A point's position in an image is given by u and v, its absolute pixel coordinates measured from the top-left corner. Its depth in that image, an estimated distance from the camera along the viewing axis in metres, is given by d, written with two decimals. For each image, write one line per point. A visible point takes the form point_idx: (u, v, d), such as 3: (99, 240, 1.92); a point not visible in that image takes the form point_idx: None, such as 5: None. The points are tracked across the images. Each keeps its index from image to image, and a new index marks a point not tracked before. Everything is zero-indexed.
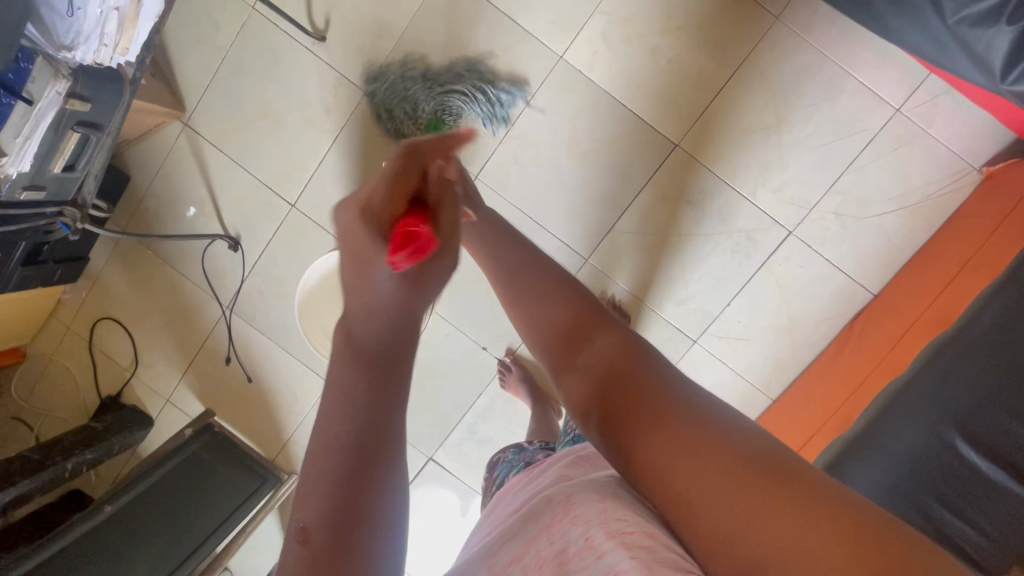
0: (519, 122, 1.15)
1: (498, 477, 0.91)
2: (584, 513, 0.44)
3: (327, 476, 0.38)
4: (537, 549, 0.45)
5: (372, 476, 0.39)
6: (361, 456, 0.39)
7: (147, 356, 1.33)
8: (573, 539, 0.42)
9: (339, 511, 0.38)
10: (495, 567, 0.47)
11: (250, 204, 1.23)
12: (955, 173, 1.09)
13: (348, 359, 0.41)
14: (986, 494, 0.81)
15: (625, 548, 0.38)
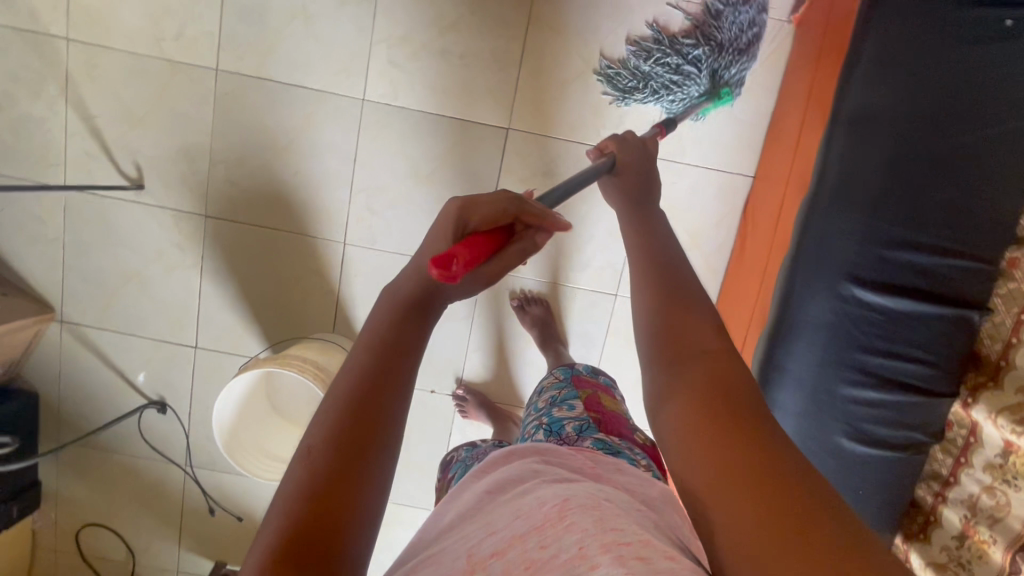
0: (358, 175, 1.14)
1: (454, 479, 0.87)
2: (579, 520, 0.43)
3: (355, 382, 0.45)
4: (523, 546, 0.43)
5: (393, 385, 0.46)
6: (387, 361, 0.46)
7: (138, 541, 1.33)
8: (565, 546, 0.42)
9: (364, 413, 0.43)
10: (479, 557, 0.43)
11: (157, 363, 1.23)
12: (769, 33, 1.08)
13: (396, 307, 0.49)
14: (903, 325, 0.82)
15: (620, 563, 0.38)
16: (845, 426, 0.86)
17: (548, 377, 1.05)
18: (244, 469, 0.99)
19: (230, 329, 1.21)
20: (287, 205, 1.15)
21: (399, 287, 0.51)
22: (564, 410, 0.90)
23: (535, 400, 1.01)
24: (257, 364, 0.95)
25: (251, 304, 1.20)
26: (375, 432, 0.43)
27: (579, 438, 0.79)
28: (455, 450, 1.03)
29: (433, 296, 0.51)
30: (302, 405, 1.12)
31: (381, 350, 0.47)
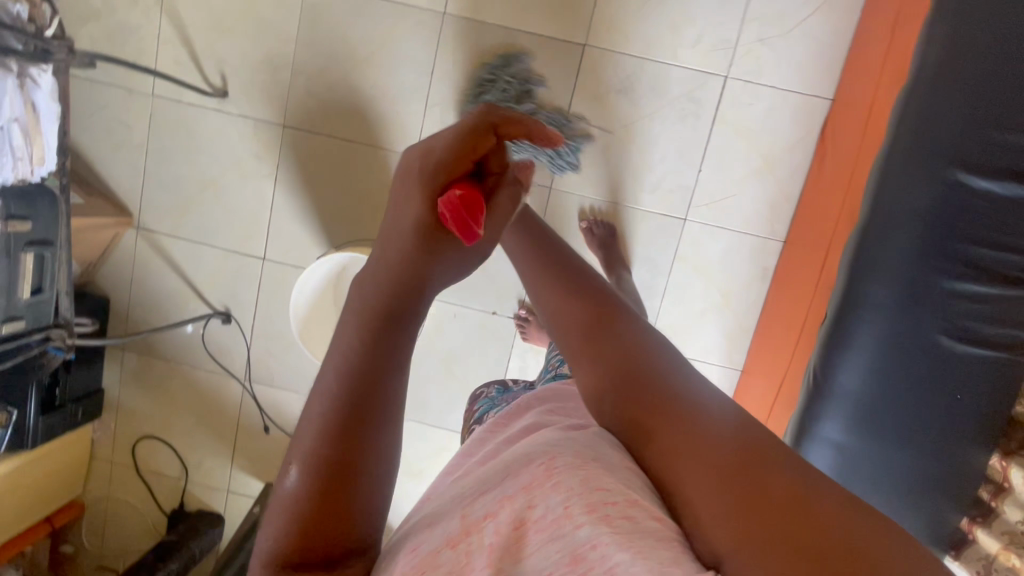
0: (434, 88, 1.16)
1: (479, 414, 0.84)
2: (566, 478, 0.34)
3: (330, 428, 0.34)
4: (513, 506, 0.35)
5: (376, 427, 0.35)
6: (357, 411, 0.34)
7: (192, 458, 1.33)
8: (550, 506, 0.33)
9: (345, 463, 0.34)
10: (473, 519, 0.36)
11: (225, 274, 1.25)
12: None
13: (363, 320, 0.34)
14: (1010, 213, 0.78)
15: (606, 524, 0.31)
16: (944, 322, 0.82)
17: None
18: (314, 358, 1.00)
19: (298, 241, 1.22)
20: (363, 116, 1.17)
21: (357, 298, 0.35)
22: None
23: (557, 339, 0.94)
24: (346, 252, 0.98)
25: (321, 215, 1.21)
26: (358, 488, 0.35)
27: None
28: (483, 386, 0.96)
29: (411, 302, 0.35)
30: None
31: (346, 385, 0.34)
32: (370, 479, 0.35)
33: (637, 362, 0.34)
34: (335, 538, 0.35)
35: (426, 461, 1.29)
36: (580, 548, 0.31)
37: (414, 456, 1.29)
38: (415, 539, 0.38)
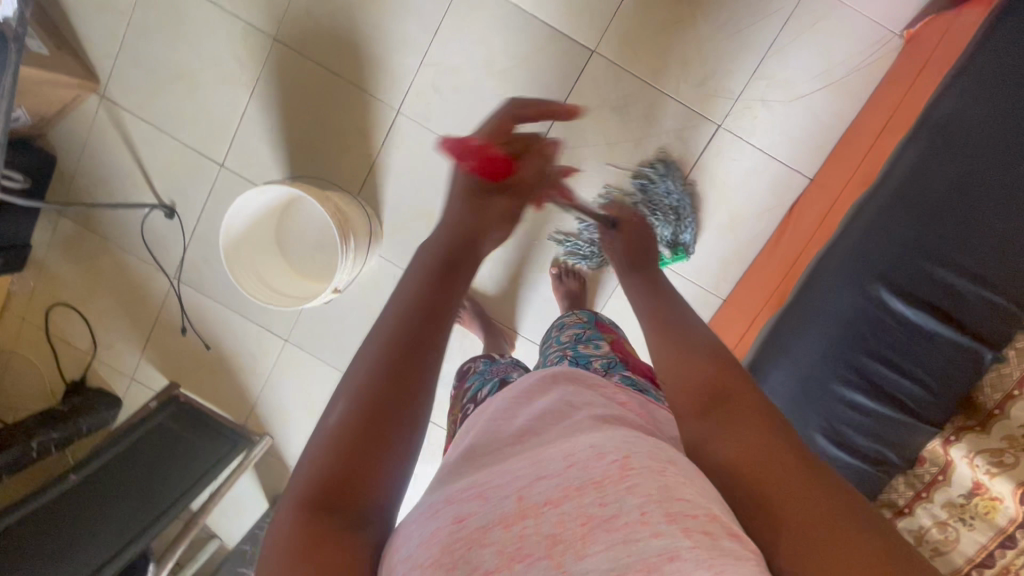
0: (434, 48, 1.13)
1: (469, 388, 0.88)
2: (642, 483, 0.40)
3: (384, 357, 0.47)
4: (581, 500, 0.40)
5: (424, 363, 0.48)
6: (413, 343, 0.48)
7: (106, 338, 1.33)
8: (627, 508, 0.38)
9: (394, 389, 0.46)
10: (529, 504, 0.40)
11: (180, 169, 1.22)
12: (876, 43, 1.06)
13: (423, 275, 0.53)
14: (914, 341, 0.81)
15: (685, 536, 0.36)
16: (823, 423, 0.85)
17: (571, 316, 1.03)
18: (236, 283, 0.99)
19: (261, 158, 1.20)
20: (355, 56, 1.14)
21: (395, 311, 0.50)
22: (591, 348, 0.90)
23: (555, 333, 1.00)
24: (280, 184, 0.98)
25: (288, 140, 1.19)
26: (394, 433, 0.44)
27: (607, 374, 0.80)
28: (470, 360, 1.01)
29: (462, 260, 0.56)
30: (305, 248, 1.12)
31: (380, 380, 0.46)
32: (409, 408, 0.46)
33: (744, 398, 0.50)
34: (366, 458, 0.43)
35: None
36: (655, 558, 0.35)
37: (320, 397, 1.31)
38: (458, 509, 0.41)
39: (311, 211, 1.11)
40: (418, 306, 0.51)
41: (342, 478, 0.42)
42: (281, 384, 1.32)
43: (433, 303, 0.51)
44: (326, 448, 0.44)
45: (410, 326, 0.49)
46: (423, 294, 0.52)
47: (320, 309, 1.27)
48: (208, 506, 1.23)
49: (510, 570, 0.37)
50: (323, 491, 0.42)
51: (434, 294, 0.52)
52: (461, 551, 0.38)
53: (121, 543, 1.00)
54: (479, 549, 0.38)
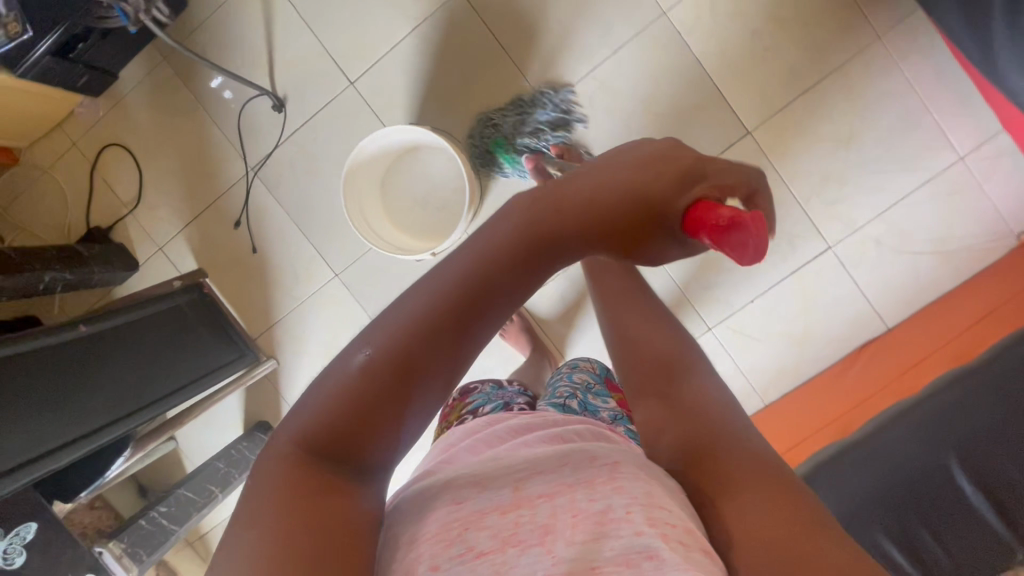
0: (607, 65, 1.13)
1: (470, 404, 0.84)
2: (630, 487, 0.43)
3: (418, 326, 0.45)
4: (572, 496, 0.43)
5: (456, 344, 0.46)
6: (448, 321, 0.46)
7: (151, 198, 1.24)
8: (613, 505, 0.42)
9: (416, 362, 0.45)
10: (524, 496, 0.43)
11: (308, 69, 1.17)
12: (995, 234, 1.12)
13: (498, 241, 0.48)
14: (965, 520, 0.80)
15: (663, 539, 0.39)
16: None
17: (586, 359, 0.93)
18: (359, 233, 0.99)
19: (393, 93, 1.16)
20: (531, 38, 1.12)
21: (441, 280, 0.46)
22: (600, 400, 0.80)
23: (564, 372, 0.91)
24: (429, 130, 0.97)
25: (428, 88, 1.16)
26: (401, 406, 0.45)
27: (614, 425, 0.73)
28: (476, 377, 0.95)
29: (557, 237, 0.48)
30: (409, 199, 1.09)
31: (402, 346, 0.45)
32: (424, 385, 0.45)
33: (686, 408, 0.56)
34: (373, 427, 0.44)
35: None
36: (635, 555, 0.38)
37: (343, 345, 1.25)
38: (457, 494, 0.44)
39: (428, 161, 1.07)
40: (471, 279, 0.46)
41: (345, 439, 0.44)
42: (309, 316, 1.25)
43: (486, 284, 0.46)
44: (337, 406, 0.44)
45: (449, 303, 0.46)
46: (488, 268, 0.47)
47: (382, 260, 1.21)
48: (190, 414, 1.13)
49: (502, 553, 0.39)
50: (326, 449, 0.44)
51: (495, 278, 0.46)
52: (458, 531, 0.40)
53: (107, 417, 0.93)
54: (477, 531, 0.41)
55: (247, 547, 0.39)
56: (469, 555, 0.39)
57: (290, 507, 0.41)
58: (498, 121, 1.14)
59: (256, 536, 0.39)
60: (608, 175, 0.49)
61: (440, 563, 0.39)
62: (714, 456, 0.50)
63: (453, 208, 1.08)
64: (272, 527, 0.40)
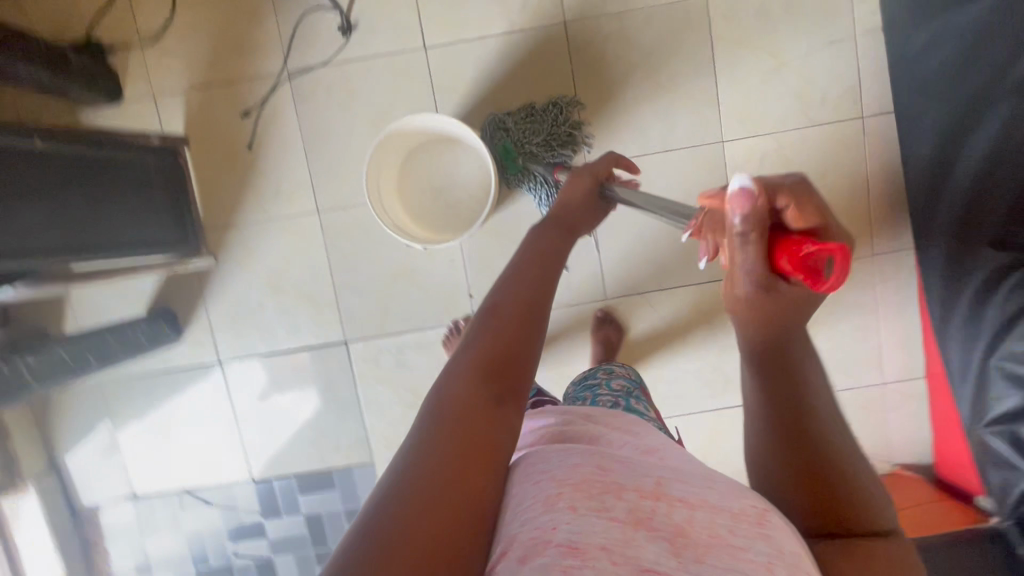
0: (655, 157, 1.17)
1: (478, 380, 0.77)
2: (777, 538, 0.40)
3: (529, 285, 0.54)
4: (714, 516, 0.41)
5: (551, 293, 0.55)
6: (545, 279, 0.56)
7: (169, 43, 1.15)
8: (755, 548, 0.39)
9: (534, 307, 0.52)
10: (663, 491, 0.43)
11: (390, 12, 1.14)
12: (878, 455, 1.27)
13: (552, 233, 0.66)
14: None
15: None
16: None
17: (620, 368, 0.93)
18: (366, 193, 0.98)
19: (457, 78, 1.15)
20: (602, 99, 1.15)
21: (524, 257, 0.59)
22: (642, 407, 0.79)
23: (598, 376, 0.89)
24: (470, 131, 0.97)
25: (491, 91, 1.15)
26: (532, 346, 0.50)
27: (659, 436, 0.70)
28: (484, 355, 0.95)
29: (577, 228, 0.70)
30: (425, 184, 1.09)
31: (521, 297, 0.52)
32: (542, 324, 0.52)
33: (806, 423, 0.48)
34: (512, 357, 0.48)
35: (291, 291, 1.20)
36: None
37: (289, 278, 1.20)
38: (602, 462, 0.45)
39: (461, 160, 1.08)
40: (549, 255, 0.60)
41: (494, 374, 0.46)
42: (270, 233, 1.19)
43: (556, 256, 0.61)
44: (482, 346, 0.48)
45: (542, 269, 0.57)
46: (553, 251, 0.61)
47: (370, 220, 1.17)
48: (101, 278, 1.04)
49: (635, 530, 0.39)
50: (478, 383, 0.45)
51: (550, 248, 0.62)
52: (599, 489, 0.41)
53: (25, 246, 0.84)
54: (615, 498, 0.41)
55: (424, 511, 0.37)
56: (605, 516, 0.39)
57: (454, 436, 0.42)
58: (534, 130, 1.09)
59: (427, 464, 0.40)
60: (563, 210, 0.71)
61: (574, 505, 0.40)
62: (835, 482, 0.47)
63: (464, 214, 1.09)
64: (437, 455, 0.40)
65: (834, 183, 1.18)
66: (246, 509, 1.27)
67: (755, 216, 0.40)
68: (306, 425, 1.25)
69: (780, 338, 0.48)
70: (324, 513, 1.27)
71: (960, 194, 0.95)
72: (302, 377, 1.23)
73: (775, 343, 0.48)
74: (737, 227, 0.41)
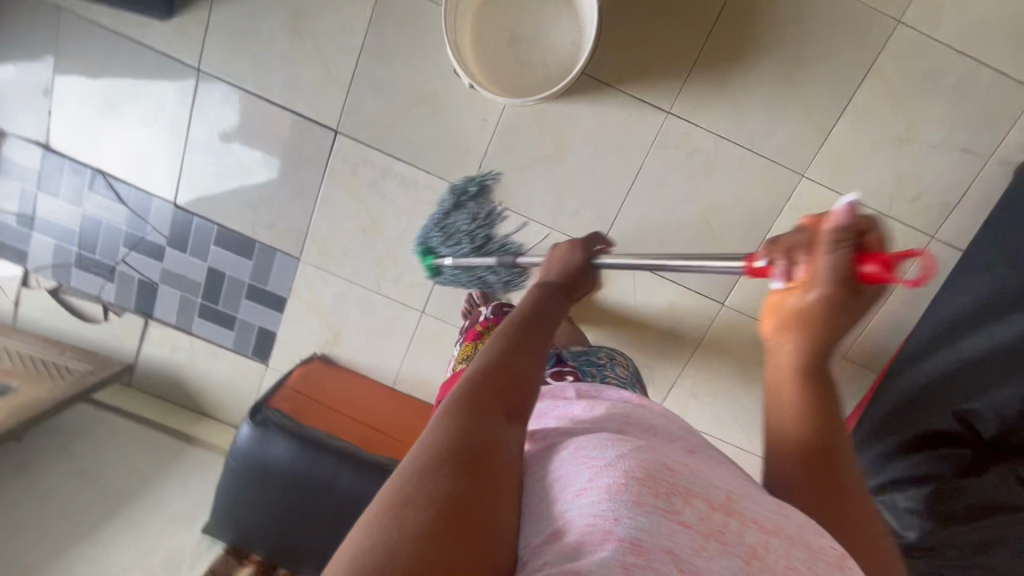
0: (734, 148, 1.05)
1: None
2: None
3: (535, 318, 0.55)
4: (793, 548, 0.37)
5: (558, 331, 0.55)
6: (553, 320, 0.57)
7: None
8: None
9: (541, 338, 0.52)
10: (739, 510, 0.38)
11: None
12: None
13: (551, 287, 0.66)
14: None
15: None
16: None
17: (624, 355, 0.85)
18: None
19: None
20: (729, 56, 1.00)
21: (532, 300, 0.60)
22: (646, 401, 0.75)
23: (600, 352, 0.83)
24: None
25: None
26: (539, 370, 0.49)
27: None
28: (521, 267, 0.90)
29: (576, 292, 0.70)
30: (507, 22, 0.92)
31: (526, 326, 0.53)
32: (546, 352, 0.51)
33: (840, 428, 0.47)
34: (525, 374, 0.47)
35: (309, 43, 1.04)
36: None
37: (313, 29, 1.03)
38: (662, 458, 0.40)
39: (560, 23, 0.91)
40: (554, 303, 0.60)
41: (506, 388, 0.45)
42: None
43: (560, 305, 0.61)
44: (490, 361, 0.47)
45: (546, 309, 0.58)
46: (558, 301, 0.62)
47: (429, 24, 1.01)
48: None
49: (705, 545, 0.35)
50: (489, 392, 0.43)
51: (554, 298, 0.62)
52: (666, 489, 0.37)
53: None
54: (683, 502, 0.37)
55: (442, 523, 0.33)
56: (676, 518, 0.36)
57: (469, 442, 0.38)
58: (449, 229, 1.08)
59: (441, 474, 0.36)
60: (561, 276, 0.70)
61: (641, 504, 0.36)
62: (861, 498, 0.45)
63: (527, 82, 0.94)
64: (451, 467, 0.36)
65: None
66: (155, 226, 1.19)
67: (856, 226, 0.42)
68: (253, 186, 1.15)
69: (824, 368, 0.48)
70: (229, 274, 1.21)
71: (945, 355, 0.95)
72: (274, 137, 1.11)
73: (822, 371, 0.48)
74: (840, 230, 0.42)
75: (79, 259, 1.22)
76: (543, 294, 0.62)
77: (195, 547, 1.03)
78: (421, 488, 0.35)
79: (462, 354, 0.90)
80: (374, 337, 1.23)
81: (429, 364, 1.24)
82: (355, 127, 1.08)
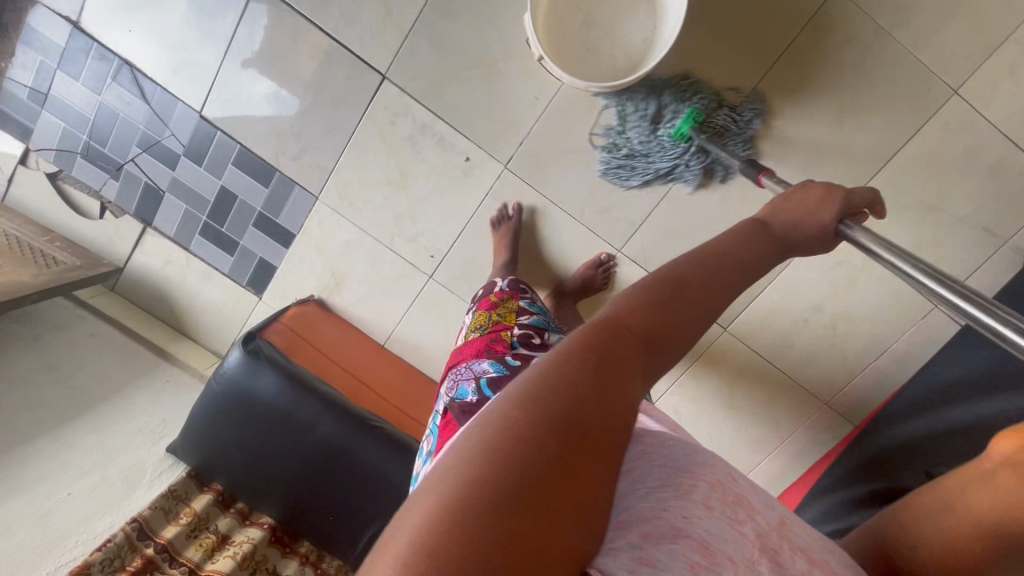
0: (771, 180, 1.06)
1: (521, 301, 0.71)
2: None
3: (699, 272, 0.54)
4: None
5: (718, 296, 0.54)
6: (717, 279, 0.55)
7: None
8: None
9: (695, 296, 0.52)
10: (772, 539, 0.45)
11: None
12: None
13: (741, 233, 0.63)
14: None
15: None
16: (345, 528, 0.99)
17: None
18: None
19: None
20: (788, 89, 1.01)
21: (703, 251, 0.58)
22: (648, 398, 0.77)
23: None
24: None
25: None
26: (681, 335, 0.49)
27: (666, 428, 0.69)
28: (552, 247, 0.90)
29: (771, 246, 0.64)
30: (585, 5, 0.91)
31: (684, 279, 0.53)
32: (694, 317, 0.51)
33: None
34: (661, 332, 0.47)
35: None
36: None
37: None
38: (726, 488, 0.47)
39: (636, 18, 0.90)
40: (729, 259, 0.58)
41: (638, 339, 0.46)
42: None
43: (739, 256, 0.59)
44: (632, 304, 0.48)
45: (716, 261, 0.57)
46: (735, 256, 0.59)
47: None
48: None
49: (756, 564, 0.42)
50: (623, 337, 0.45)
51: (733, 247, 0.60)
52: (732, 502, 0.46)
53: None
54: (742, 525, 0.44)
55: (556, 426, 0.35)
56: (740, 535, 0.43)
57: (589, 368, 0.40)
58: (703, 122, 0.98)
59: (562, 383, 0.38)
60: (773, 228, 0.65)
61: (709, 510, 0.43)
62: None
63: (590, 70, 0.93)
64: (573, 382, 0.38)
65: (867, 334, 1.14)
66: (174, 133, 1.14)
67: None
68: (285, 113, 1.11)
69: None
70: (240, 199, 1.17)
71: (920, 422, 0.99)
72: (318, 68, 1.07)
73: None
74: None
75: (85, 150, 1.17)
76: (736, 244, 0.60)
77: (157, 464, 1.00)
78: (551, 401, 0.36)
79: (475, 323, 0.92)
80: (375, 293, 1.21)
81: (424, 330, 1.22)
82: (403, 76, 1.06)
